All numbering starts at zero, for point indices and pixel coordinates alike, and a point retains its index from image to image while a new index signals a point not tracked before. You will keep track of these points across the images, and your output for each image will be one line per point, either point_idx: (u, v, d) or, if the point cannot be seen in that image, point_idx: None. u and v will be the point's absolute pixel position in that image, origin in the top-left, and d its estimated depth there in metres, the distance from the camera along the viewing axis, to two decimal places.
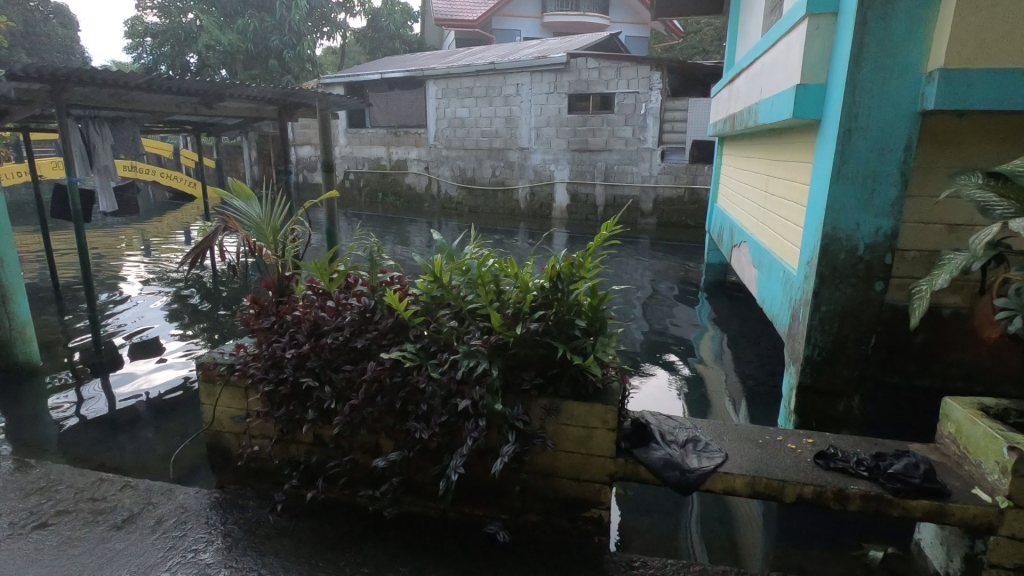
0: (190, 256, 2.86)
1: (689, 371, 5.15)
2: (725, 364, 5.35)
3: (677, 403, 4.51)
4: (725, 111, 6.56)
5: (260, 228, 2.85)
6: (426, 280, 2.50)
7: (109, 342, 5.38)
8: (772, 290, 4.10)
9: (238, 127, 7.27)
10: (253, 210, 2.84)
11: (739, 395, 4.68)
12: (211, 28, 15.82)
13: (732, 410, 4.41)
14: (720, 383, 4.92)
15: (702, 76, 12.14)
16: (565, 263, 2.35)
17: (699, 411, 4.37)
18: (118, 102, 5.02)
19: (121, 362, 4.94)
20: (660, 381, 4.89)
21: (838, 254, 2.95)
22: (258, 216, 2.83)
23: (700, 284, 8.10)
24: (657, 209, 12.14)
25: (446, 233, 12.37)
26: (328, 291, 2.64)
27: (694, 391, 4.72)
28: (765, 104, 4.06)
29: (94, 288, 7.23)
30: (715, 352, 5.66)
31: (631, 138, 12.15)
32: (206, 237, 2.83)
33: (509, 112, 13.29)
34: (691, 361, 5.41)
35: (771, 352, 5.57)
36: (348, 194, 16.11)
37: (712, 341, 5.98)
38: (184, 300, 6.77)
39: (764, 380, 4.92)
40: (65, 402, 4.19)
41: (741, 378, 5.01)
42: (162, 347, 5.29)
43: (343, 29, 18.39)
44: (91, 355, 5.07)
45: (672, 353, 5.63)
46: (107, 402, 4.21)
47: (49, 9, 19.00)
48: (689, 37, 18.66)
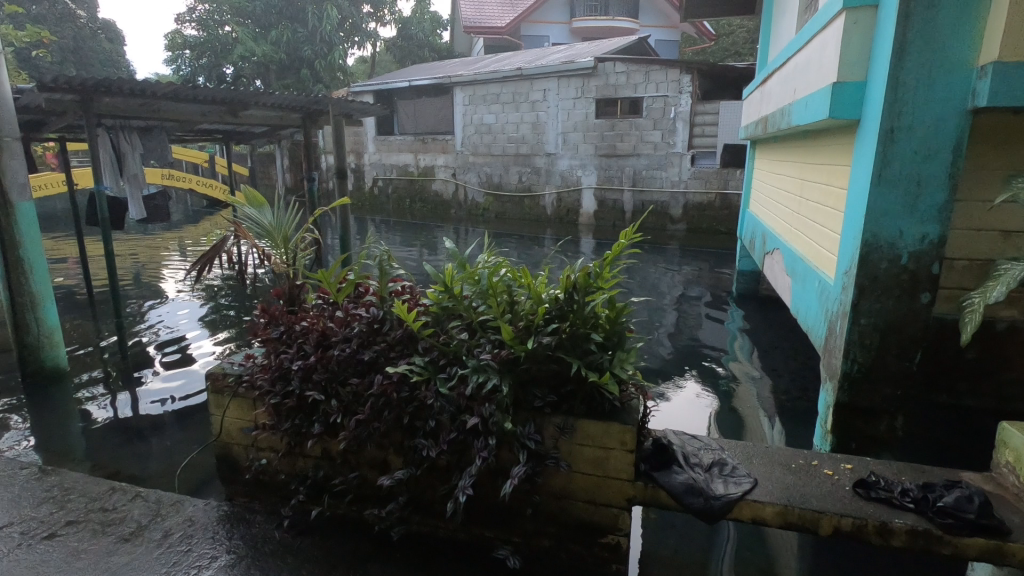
0: (200, 264, 2.82)
1: (717, 384, 4.93)
2: (757, 376, 5.12)
3: (706, 417, 4.32)
4: (756, 113, 6.33)
5: (271, 235, 2.80)
6: (435, 290, 2.40)
7: (142, 347, 5.50)
8: (808, 301, 3.87)
9: (265, 135, 7.37)
10: (265, 218, 2.79)
11: (773, 409, 4.45)
12: (245, 39, 16.22)
13: (764, 427, 4.19)
14: (751, 398, 4.68)
15: (734, 79, 11.84)
16: (581, 274, 2.21)
17: (729, 429, 4.15)
18: (146, 111, 5.10)
19: (151, 367, 5.01)
20: (688, 394, 4.70)
21: (879, 263, 2.75)
22: (270, 224, 2.79)
23: (731, 293, 7.83)
24: (687, 214, 11.85)
25: (471, 239, 12.31)
26: (336, 302, 2.56)
27: (724, 408, 4.49)
28: (799, 105, 3.86)
29: (128, 294, 7.40)
30: (747, 363, 5.44)
31: (660, 143, 11.92)
32: (215, 245, 2.79)
33: (536, 118, 13.21)
34: (721, 373, 5.20)
35: (807, 364, 5.30)
36: (376, 201, 16.27)
37: (743, 351, 5.75)
38: (215, 306, 6.88)
39: (797, 394, 4.68)
40: (98, 407, 4.26)
41: (774, 392, 4.76)
42: (189, 352, 5.36)
43: (373, 38, 18.63)
44: (123, 360, 5.17)
45: (701, 364, 5.42)
46: (135, 407, 4.25)
47: (97, 24, 19.78)
48: (720, 40, 18.33)
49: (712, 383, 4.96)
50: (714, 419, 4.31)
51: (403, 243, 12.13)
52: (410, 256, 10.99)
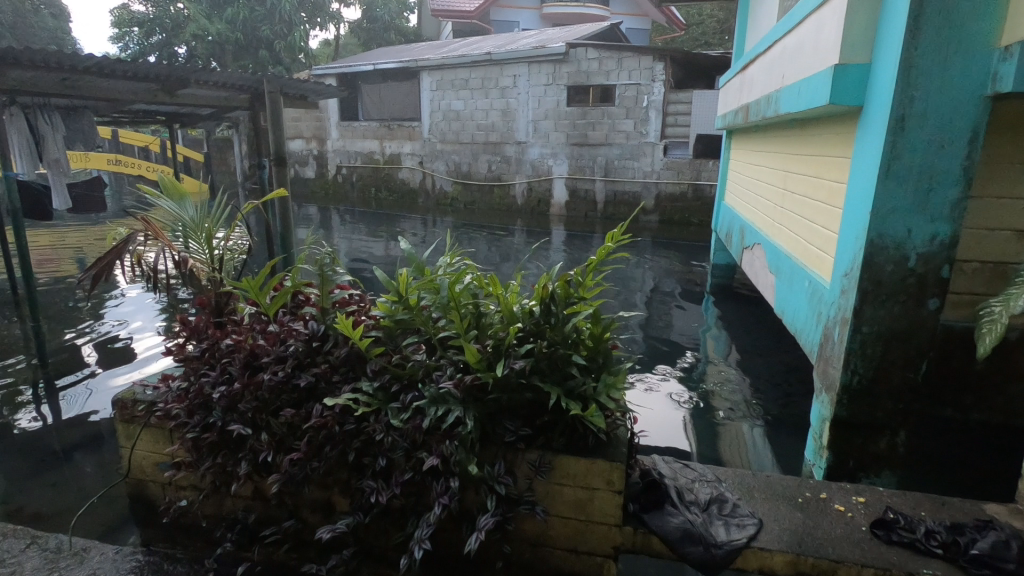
0: (96, 268, 2.31)
1: (694, 387, 4.68)
2: (737, 376, 4.91)
3: (688, 421, 4.09)
4: (735, 102, 6.08)
5: (193, 231, 2.37)
6: (388, 300, 2.03)
7: (75, 346, 4.96)
8: (797, 303, 3.64)
9: (213, 118, 6.79)
10: (185, 214, 2.37)
11: (756, 412, 4.24)
12: (198, 17, 15.29)
13: (746, 432, 3.97)
14: (729, 401, 4.43)
15: (706, 68, 11.63)
16: (560, 283, 1.88)
17: (712, 436, 3.91)
18: (67, 89, 4.55)
19: (86, 369, 4.52)
20: (669, 395, 4.48)
21: (884, 265, 2.49)
22: (193, 220, 2.37)
23: (705, 287, 7.64)
24: (659, 205, 11.65)
25: (440, 230, 11.87)
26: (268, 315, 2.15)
27: (701, 413, 4.21)
28: (789, 92, 3.61)
29: (63, 287, 6.77)
30: (725, 362, 5.23)
31: (633, 132, 11.65)
32: (119, 245, 2.30)
33: (505, 105, 12.79)
34: (701, 372, 4.98)
35: (787, 363, 5.11)
36: (340, 189, 15.64)
37: (721, 349, 5.56)
38: (162, 298, 6.34)
39: (779, 397, 4.48)
40: (16, 420, 3.76)
41: (756, 394, 4.55)
42: (130, 350, 4.87)
43: (336, 19, 17.85)
44: (48, 364, 4.62)
45: (679, 363, 5.20)
46: (62, 417, 3.79)
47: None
48: (691, 29, 18.17)
49: (691, 385, 4.72)
50: (689, 430, 3.98)
51: (368, 234, 11.64)
52: (375, 248, 10.50)
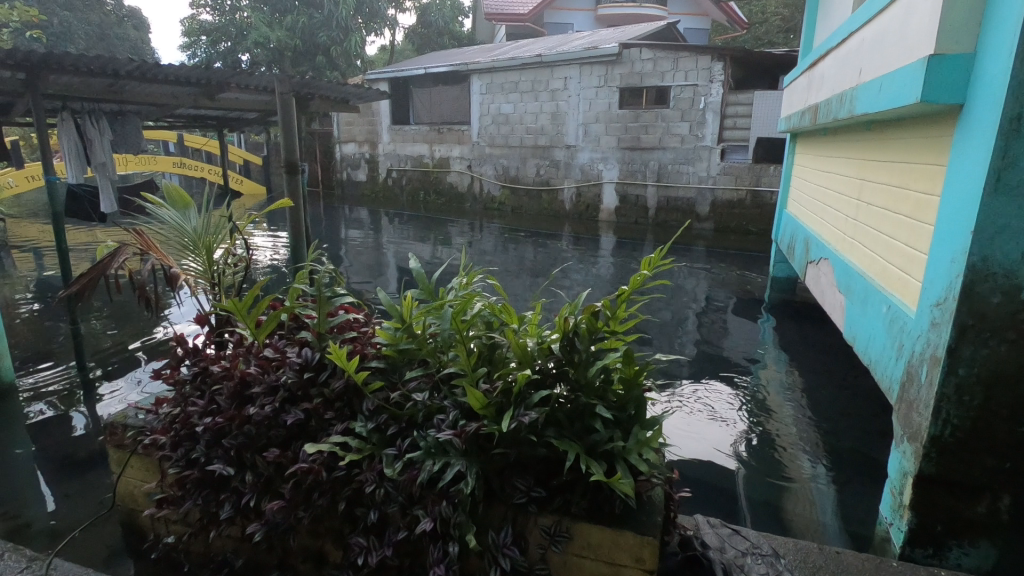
0: (82, 282, 2.14)
1: (746, 413, 4.28)
2: (796, 403, 4.45)
3: (740, 455, 3.68)
4: (800, 103, 5.58)
5: (195, 243, 2.22)
6: (390, 327, 1.80)
7: (121, 345, 5.06)
8: (870, 329, 3.20)
9: (260, 122, 6.84)
10: (186, 225, 2.21)
11: (818, 449, 3.79)
12: (260, 25, 15.75)
13: (805, 471, 3.54)
14: (787, 433, 3.99)
15: (769, 67, 10.98)
16: (584, 316, 1.60)
17: (766, 473, 3.50)
18: (114, 94, 4.60)
19: (128, 369, 4.58)
20: (719, 423, 4.08)
21: (989, 296, 2.06)
22: (194, 233, 2.21)
23: (763, 301, 7.11)
24: (714, 212, 11.08)
25: (486, 235, 11.70)
26: (260, 340, 1.95)
27: (749, 443, 3.84)
28: (868, 89, 3.17)
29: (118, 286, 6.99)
30: (784, 387, 4.75)
31: (688, 135, 11.12)
32: (110, 257, 2.13)
33: (555, 108, 12.50)
34: (756, 397, 4.54)
35: (856, 391, 4.59)
36: (390, 192, 15.76)
37: (778, 371, 5.09)
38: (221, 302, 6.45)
39: (844, 430, 4.00)
40: (58, 421, 3.82)
41: (817, 426, 4.08)
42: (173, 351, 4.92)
43: (391, 25, 18.06)
44: (90, 363, 4.69)
45: (731, 385, 4.78)
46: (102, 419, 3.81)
47: (123, 12, 19.64)
48: (753, 29, 17.37)
49: (744, 412, 4.28)
50: (732, 462, 3.62)
51: (414, 238, 11.62)
52: (421, 251, 10.44)
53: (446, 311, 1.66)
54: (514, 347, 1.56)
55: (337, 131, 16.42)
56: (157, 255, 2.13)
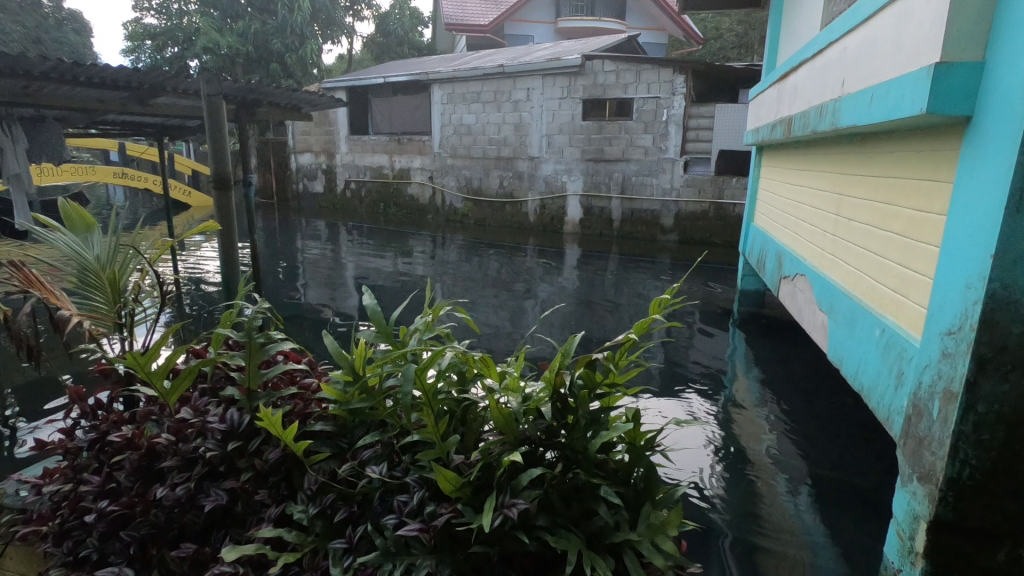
0: None
1: (720, 436, 4.09)
2: (773, 424, 4.29)
3: (722, 485, 3.46)
4: (770, 116, 5.51)
5: (94, 277, 2.08)
6: (336, 381, 1.46)
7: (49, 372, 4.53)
8: (862, 352, 3.02)
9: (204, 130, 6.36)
10: (87, 254, 2.08)
11: (802, 478, 3.60)
12: (209, 30, 15.03)
13: (790, 503, 3.34)
14: (767, 459, 3.81)
15: (729, 81, 11.09)
16: (584, 371, 1.40)
17: (751, 507, 3.29)
18: (28, 97, 4.10)
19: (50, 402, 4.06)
20: (699, 450, 3.86)
21: (1010, 327, 1.87)
22: (95, 264, 2.09)
23: (732, 314, 7.02)
24: (678, 225, 11.05)
25: (449, 248, 11.36)
26: (168, 402, 1.57)
27: (724, 470, 3.65)
28: (858, 100, 3.03)
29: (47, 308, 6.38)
30: (757, 407, 4.59)
31: (651, 148, 11.07)
32: None
33: (518, 119, 12.31)
34: (733, 419, 4.36)
35: (832, 410, 4.46)
36: (348, 204, 15.24)
37: (752, 388, 4.94)
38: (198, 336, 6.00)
39: (825, 455, 3.84)
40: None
41: (797, 450, 3.92)
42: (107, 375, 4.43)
43: (349, 33, 17.59)
44: (14, 384, 4.10)
45: (702, 405, 4.58)
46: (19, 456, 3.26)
47: (62, 14, 18.59)
48: (710, 44, 17.72)
49: (723, 437, 4.08)
50: (707, 492, 3.42)
51: (375, 251, 11.16)
52: (381, 265, 10.01)
53: (410, 365, 1.37)
54: (495, 412, 1.30)
55: (292, 141, 15.83)
56: (44, 293, 1.95)
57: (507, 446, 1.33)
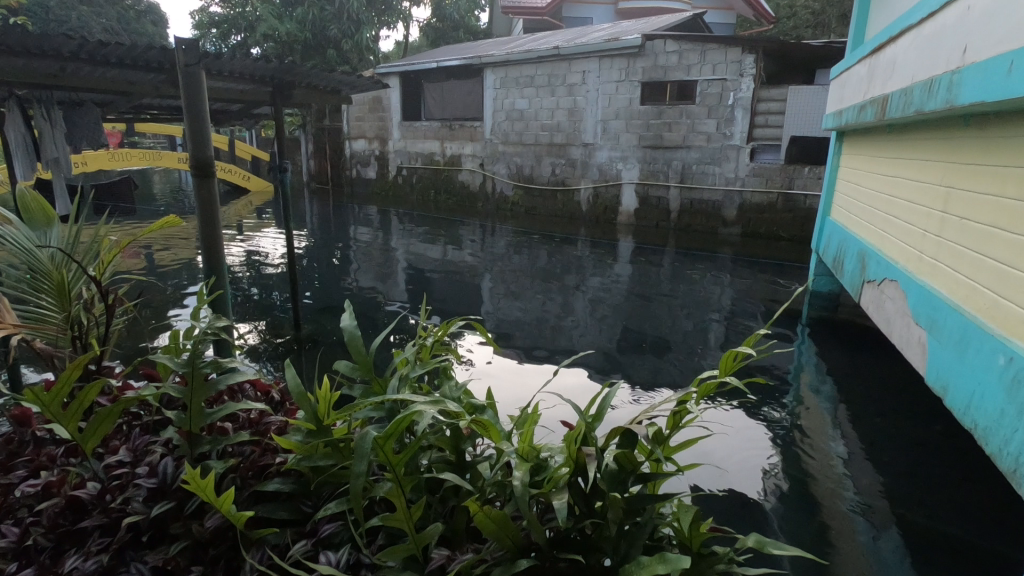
0: None
1: (777, 454, 3.61)
2: (844, 446, 3.76)
3: (777, 514, 3.03)
4: (857, 95, 4.85)
5: (35, 281, 1.96)
6: (301, 435, 1.22)
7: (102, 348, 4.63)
8: (976, 383, 2.48)
9: (246, 113, 6.29)
10: (36, 255, 1.97)
11: (880, 515, 3.09)
12: (268, 17, 15.19)
13: (865, 546, 2.84)
14: (836, 487, 3.31)
15: (805, 60, 10.18)
16: (621, 453, 1.27)
17: (814, 543, 2.84)
18: (63, 79, 4.04)
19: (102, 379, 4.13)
20: (754, 468, 3.43)
21: None
22: (44, 263, 1.97)
23: (801, 317, 6.38)
24: (742, 216, 10.27)
25: (498, 237, 11.04)
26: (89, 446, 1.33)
27: (778, 491, 3.22)
28: (982, 72, 2.46)
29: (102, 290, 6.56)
30: (829, 425, 4.04)
31: (714, 134, 10.32)
32: None
33: (572, 103, 11.79)
34: (794, 431, 3.91)
35: (916, 434, 3.87)
36: (400, 190, 15.18)
37: (822, 401, 4.42)
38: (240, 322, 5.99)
39: (911, 495, 3.26)
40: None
41: (878, 484, 3.36)
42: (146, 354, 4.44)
43: (405, 17, 17.42)
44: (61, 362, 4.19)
45: (759, 416, 4.12)
46: None
47: (141, 7, 19.46)
48: (782, 23, 16.51)
49: (782, 453, 3.63)
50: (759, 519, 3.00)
51: (423, 239, 10.98)
52: (429, 253, 9.81)
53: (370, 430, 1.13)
54: (482, 516, 1.11)
55: (347, 127, 15.91)
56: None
57: (505, 559, 1.17)
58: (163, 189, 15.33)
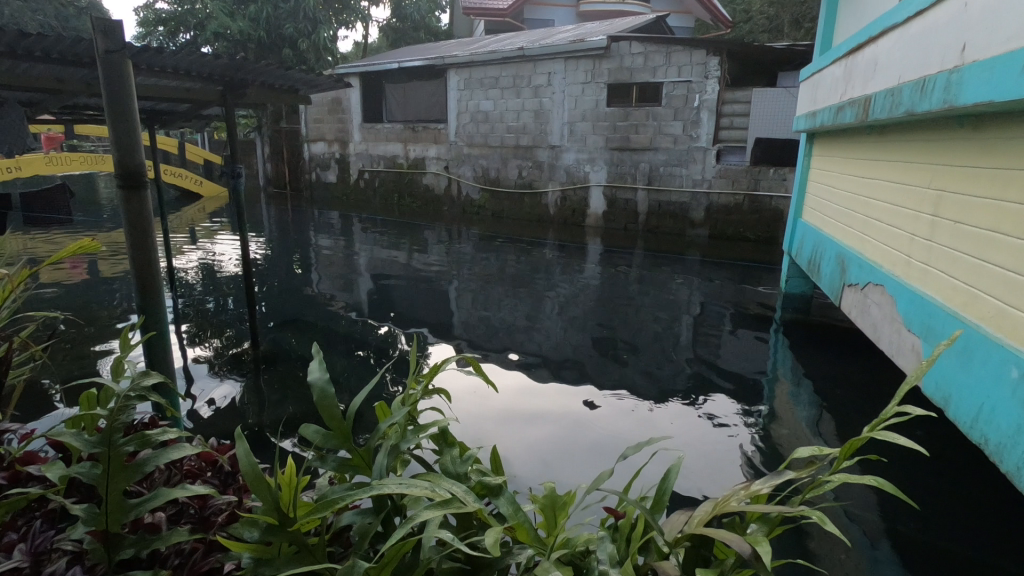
0: None
1: (760, 463, 3.54)
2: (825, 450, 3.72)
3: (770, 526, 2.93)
4: (832, 98, 4.81)
5: None
6: (272, 546, 1.00)
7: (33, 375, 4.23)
8: (984, 395, 2.37)
9: (191, 114, 5.87)
10: None
11: (873, 523, 2.99)
12: (219, 14, 14.52)
13: (865, 562, 2.70)
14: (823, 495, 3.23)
15: (766, 62, 10.28)
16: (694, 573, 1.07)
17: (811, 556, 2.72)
18: None
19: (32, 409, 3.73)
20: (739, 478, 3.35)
21: None
22: None
23: (774, 319, 6.35)
24: (709, 218, 10.29)
25: (465, 241, 10.76)
26: None
27: None
28: (983, 71, 2.36)
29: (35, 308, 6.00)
30: (809, 431, 3.98)
31: (681, 136, 10.30)
32: None
33: (538, 105, 11.62)
34: (774, 438, 3.85)
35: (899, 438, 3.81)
36: (362, 194, 14.71)
37: (802, 406, 4.37)
38: (191, 338, 5.55)
39: (902, 502, 3.17)
40: None
41: (868, 492, 3.26)
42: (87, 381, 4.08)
43: (364, 17, 16.95)
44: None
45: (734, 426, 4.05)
46: None
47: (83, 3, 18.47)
48: (741, 27, 16.77)
49: (764, 463, 3.55)
50: None
51: (388, 244, 10.61)
52: (394, 259, 9.44)
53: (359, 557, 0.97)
54: None
55: (305, 129, 15.36)
56: None
57: None
58: (108, 194, 14.44)
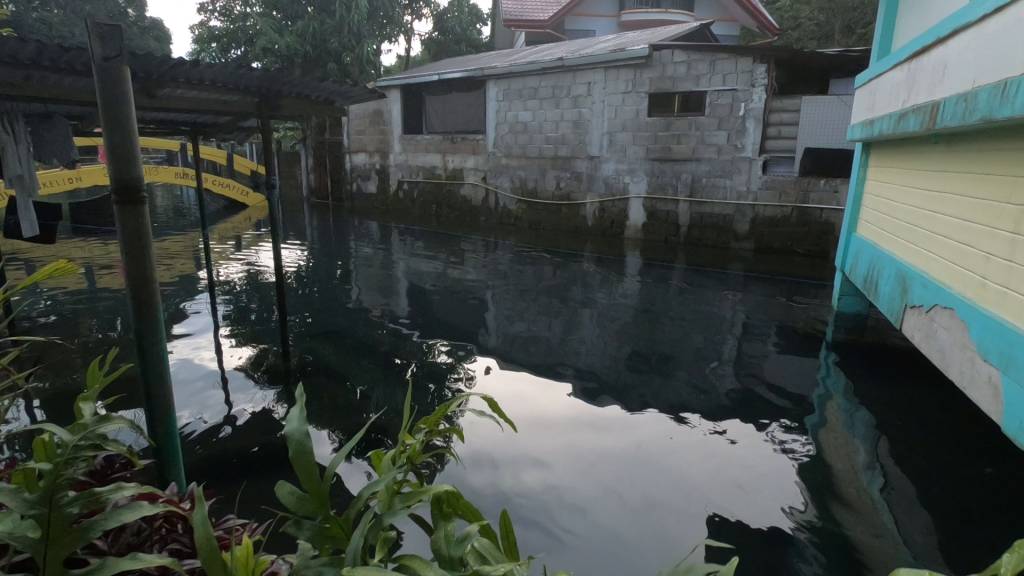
0: None
1: (807, 490, 3.28)
2: (882, 479, 3.42)
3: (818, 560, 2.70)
4: (894, 104, 4.47)
5: None
6: None
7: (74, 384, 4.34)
8: None
9: (231, 126, 5.95)
10: None
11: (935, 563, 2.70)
12: (268, 30, 14.98)
13: None
14: (879, 527, 2.96)
15: (816, 69, 9.85)
16: None
17: None
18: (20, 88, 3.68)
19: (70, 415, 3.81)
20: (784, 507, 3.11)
21: None
22: None
23: (824, 338, 5.98)
24: (755, 231, 9.87)
25: (501, 252, 10.66)
26: None
27: (815, 534, 2.88)
28: None
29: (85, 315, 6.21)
30: (864, 456, 3.67)
31: (725, 145, 9.94)
32: None
33: (577, 115, 11.48)
34: (824, 463, 3.57)
35: (967, 472, 3.46)
36: (401, 205, 14.83)
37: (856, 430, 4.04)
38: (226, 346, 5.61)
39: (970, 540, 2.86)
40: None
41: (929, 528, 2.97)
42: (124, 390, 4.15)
43: (406, 31, 17.21)
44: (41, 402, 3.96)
45: (782, 448, 3.76)
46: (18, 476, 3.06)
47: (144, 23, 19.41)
48: (790, 34, 16.23)
49: (812, 490, 3.28)
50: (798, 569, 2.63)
51: (424, 254, 10.61)
52: (430, 270, 9.41)
53: None
54: None
55: (347, 141, 15.64)
56: None
57: None
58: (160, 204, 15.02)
